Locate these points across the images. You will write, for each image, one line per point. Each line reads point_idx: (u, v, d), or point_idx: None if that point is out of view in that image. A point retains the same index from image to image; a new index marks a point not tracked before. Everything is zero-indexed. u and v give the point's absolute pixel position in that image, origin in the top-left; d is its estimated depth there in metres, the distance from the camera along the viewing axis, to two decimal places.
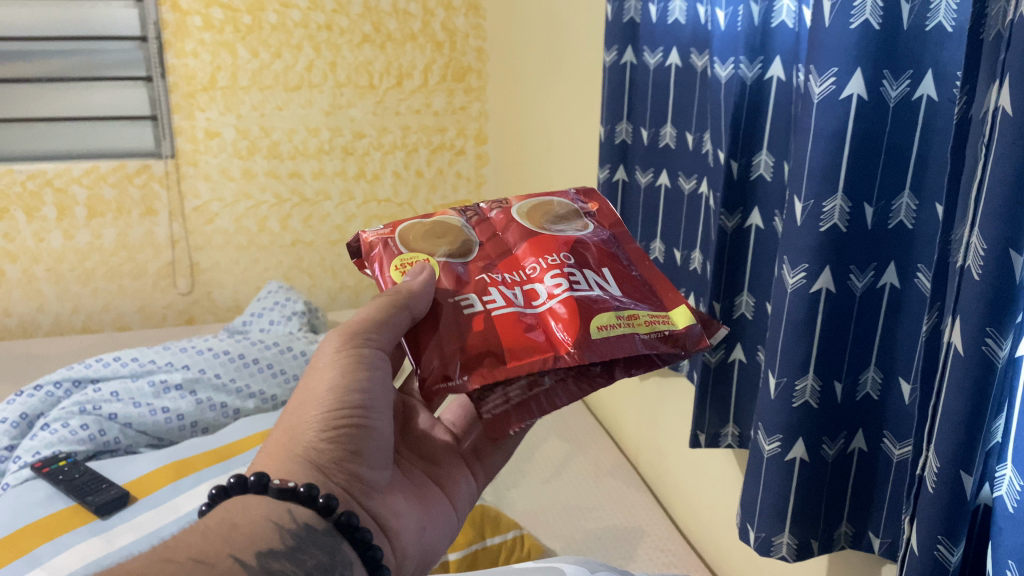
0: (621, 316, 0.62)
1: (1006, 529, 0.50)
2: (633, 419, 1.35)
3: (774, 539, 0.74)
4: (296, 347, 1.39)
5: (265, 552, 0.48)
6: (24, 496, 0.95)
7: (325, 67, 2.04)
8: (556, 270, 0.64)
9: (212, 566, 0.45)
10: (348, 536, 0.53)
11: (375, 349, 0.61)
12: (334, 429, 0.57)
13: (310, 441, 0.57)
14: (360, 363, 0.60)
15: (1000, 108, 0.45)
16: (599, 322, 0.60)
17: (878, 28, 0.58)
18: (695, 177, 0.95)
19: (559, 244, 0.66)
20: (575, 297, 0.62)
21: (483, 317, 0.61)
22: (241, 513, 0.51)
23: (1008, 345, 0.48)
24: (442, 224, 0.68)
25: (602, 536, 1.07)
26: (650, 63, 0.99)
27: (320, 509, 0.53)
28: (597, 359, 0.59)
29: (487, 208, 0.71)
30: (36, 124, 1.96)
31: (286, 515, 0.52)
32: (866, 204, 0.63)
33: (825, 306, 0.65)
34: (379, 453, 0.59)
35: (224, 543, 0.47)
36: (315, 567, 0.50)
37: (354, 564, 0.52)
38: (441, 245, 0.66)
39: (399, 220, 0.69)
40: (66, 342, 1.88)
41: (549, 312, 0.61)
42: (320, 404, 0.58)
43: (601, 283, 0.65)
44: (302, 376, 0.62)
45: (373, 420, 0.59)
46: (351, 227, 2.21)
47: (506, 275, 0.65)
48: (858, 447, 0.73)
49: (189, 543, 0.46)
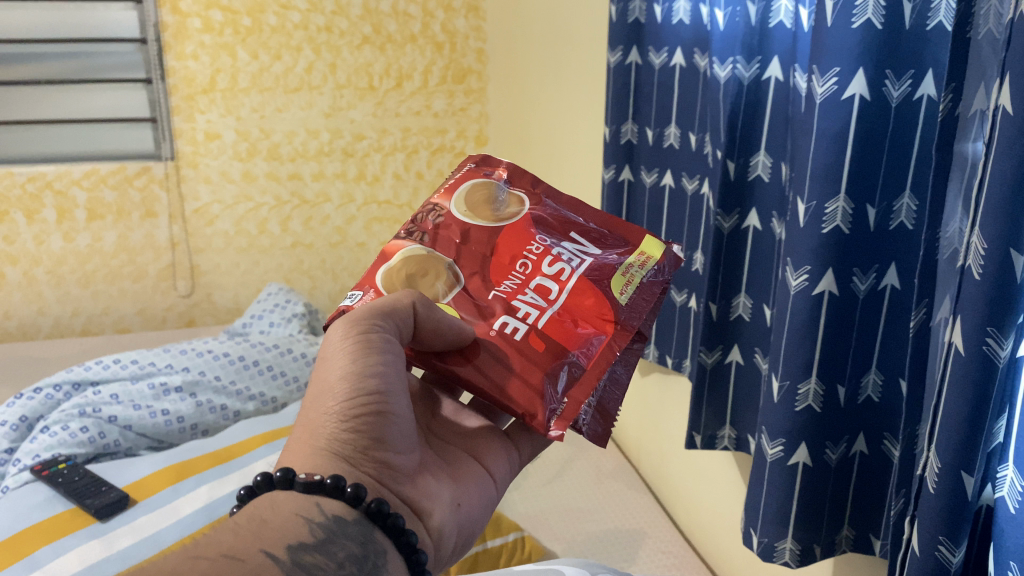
0: (628, 268, 0.65)
1: (1008, 529, 0.49)
2: (633, 420, 1.35)
3: (777, 544, 0.74)
4: (297, 349, 1.39)
5: (296, 545, 0.48)
6: (23, 499, 0.94)
7: (325, 69, 2.04)
8: (548, 257, 0.65)
9: (243, 562, 0.45)
10: (378, 523, 0.53)
11: (384, 335, 0.57)
12: (354, 419, 0.55)
13: (332, 436, 0.55)
14: (370, 350, 0.57)
15: (1000, 107, 0.45)
16: (619, 286, 0.64)
17: (880, 27, 0.58)
18: (697, 177, 0.95)
19: (527, 230, 0.67)
20: (585, 274, 0.64)
21: (535, 334, 0.62)
22: (270, 509, 0.51)
23: (1009, 346, 0.47)
24: (418, 260, 0.65)
25: (605, 538, 1.07)
26: (654, 63, 0.99)
27: (349, 499, 0.52)
28: (641, 318, 0.64)
29: (423, 219, 0.68)
30: (36, 127, 1.96)
31: (315, 509, 0.51)
32: (868, 206, 0.63)
33: (828, 308, 0.65)
34: (403, 436, 0.57)
35: (254, 538, 0.47)
36: (347, 559, 0.50)
37: (388, 552, 0.52)
38: (435, 283, 0.64)
39: (366, 277, 0.64)
40: (67, 344, 1.88)
41: (572, 301, 0.63)
42: (336, 396, 0.56)
43: (580, 247, 0.66)
44: (314, 365, 0.59)
45: (394, 404, 0.57)
46: (352, 229, 2.21)
47: (507, 282, 0.65)
48: (859, 450, 0.72)
49: (222, 539, 0.46)
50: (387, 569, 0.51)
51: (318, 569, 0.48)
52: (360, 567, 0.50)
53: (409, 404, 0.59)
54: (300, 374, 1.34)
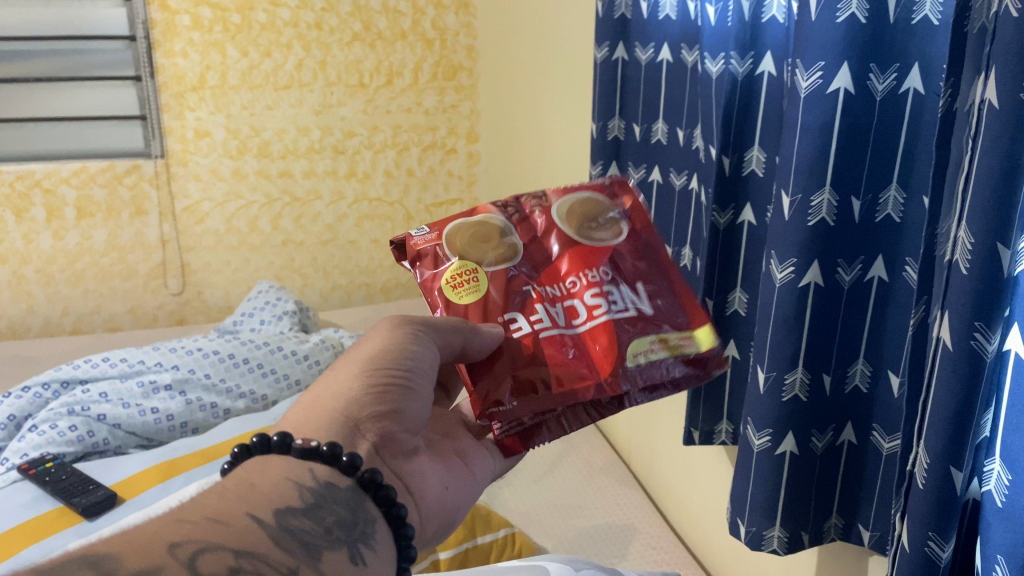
0: (654, 342, 0.64)
1: (993, 523, 0.50)
2: (622, 417, 1.36)
3: (764, 533, 0.74)
4: (286, 346, 1.38)
5: (284, 510, 0.46)
6: (9, 499, 0.93)
7: (314, 66, 2.03)
8: (596, 290, 0.65)
9: (227, 526, 0.42)
10: (371, 493, 0.51)
11: (432, 337, 0.61)
12: (374, 387, 0.59)
13: (349, 395, 0.59)
14: (413, 337, 0.62)
15: (986, 101, 0.45)
16: (635, 349, 0.63)
17: (864, 21, 0.59)
18: (685, 173, 0.95)
19: (597, 256, 0.66)
20: (610, 321, 0.64)
21: (532, 341, 0.63)
22: (261, 475, 0.49)
23: (996, 339, 0.47)
24: (484, 223, 0.67)
25: (595, 534, 1.07)
26: (641, 59, 0.99)
27: (344, 467, 0.51)
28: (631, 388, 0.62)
29: (526, 203, 0.69)
30: (24, 126, 1.94)
31: (308, 475, 0.50)
32: (853, 198, 0.64)
33: (812, 300, 0.65)
34: (412, 417, 0.61)
35: (240, 502, 0.45)
36: (334, 524, 0.47)
37: (377, 521, 0.50)
38: (487, 252, 0.66)
39: (440, 220, 0.68)
40: (57, 343, 1.86)
41: (587, 338, 0.64)
42: (363, 367, 0.60)
43: (635, 298, 0.66)
44: (351, 346, 0.65)
45: (413, 385, 0.61)
46: (342, 227, 2.20)
47: (549, 288, 0.66)
48: (847, 439, 0.73)
49: (206, 502, 0.44)
50: (375, 538, 0.49)
51: (305, 533, 0.45)
52: (348, 533, 0.48)
53: (423, 392, 0.63)
54: (291, 371, 1.33)
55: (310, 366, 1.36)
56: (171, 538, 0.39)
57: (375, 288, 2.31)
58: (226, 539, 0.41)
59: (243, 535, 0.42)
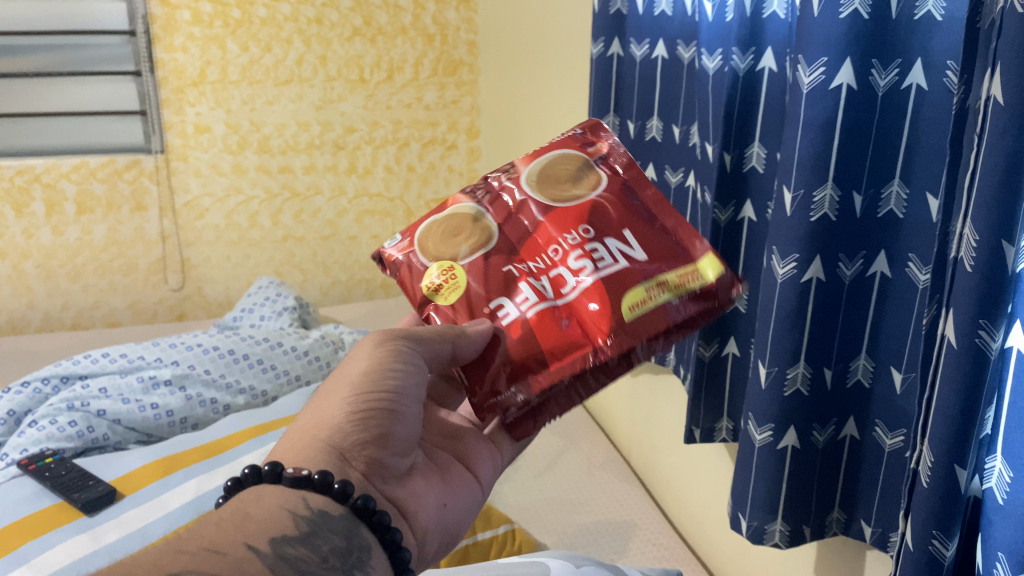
0: (651, 287, 0.63)
1: (996, 521, 0.50)
2: (623, 413, 1.36)
3: (767, 528, 0.74)
4: (286, 342, 1.38)
5: (279, 539, 0.48)
6: (9, 493, 0.94)
7: (314, 61, 2.03)
8: (581, 251, 0.65)
9: (224, 555, 0.45)
10: (365, 520, 0.53)
11: (419, 351, 0.61)
12: (361, 412, 0.57)
13: (336, 422, 0.57)
14: (397, 355, 0.61)
15: (992, 98, 0.44)
16: (632, 300, 0.62)
17: (868, 17, 0.58)
18: (682, 170, 0.95)
19: (576, 216, 0.66)
20: (600, 279, 0.63)
21: (521, 321, 0.64)
22: (256, 502, 0.51)
23: (1000, 336, 0.47)
24: (454, 218, 0.69)
25: (595, 530, 1.07)
26: (636, 55, 0.98)
27: (336, 495, 0.52)
28: (632, 340, 0.61)
29: (494, 181, 0.71)
30: (23, 120, 1.93)
31: (301, 502, 0.51)
32: (855, 193, 0.63)
33: (815, 296, 0.65)
34: (403, 439, 0.59)
35: (237, 532, 0.47)
36: (330, 552, 0.49)
37: (372, 547, 0.52)
38: (460, 244, 0.68)
39: (410, 227, 0.71)
40: (57, 338, 1.86)
41: (579, 302, 0.63)
42: (350, 388, 0.59)
43: (625, 248, 0.65)
44: (337, 368, 0.63)
45: (402, 406, 0.60)
46: (342, 223, 2.20)
47: (531, 263, 0.66)
48: (849, 434, 0.73)
49: (204, 532, 0.46)
50: (371, 564, 0.51)
51: (302, 561, 0.47)
52: (343, 561, 0.50)
53: (415, 409, 0.61)
54: (290, 367, 1.33)
55: (310, 361, 1.36)
56: (169, 569, 0.42)
57: (376, 283, 2.31)
58: (223, 568, 0.44)
59: (241, 565, 0.45)
